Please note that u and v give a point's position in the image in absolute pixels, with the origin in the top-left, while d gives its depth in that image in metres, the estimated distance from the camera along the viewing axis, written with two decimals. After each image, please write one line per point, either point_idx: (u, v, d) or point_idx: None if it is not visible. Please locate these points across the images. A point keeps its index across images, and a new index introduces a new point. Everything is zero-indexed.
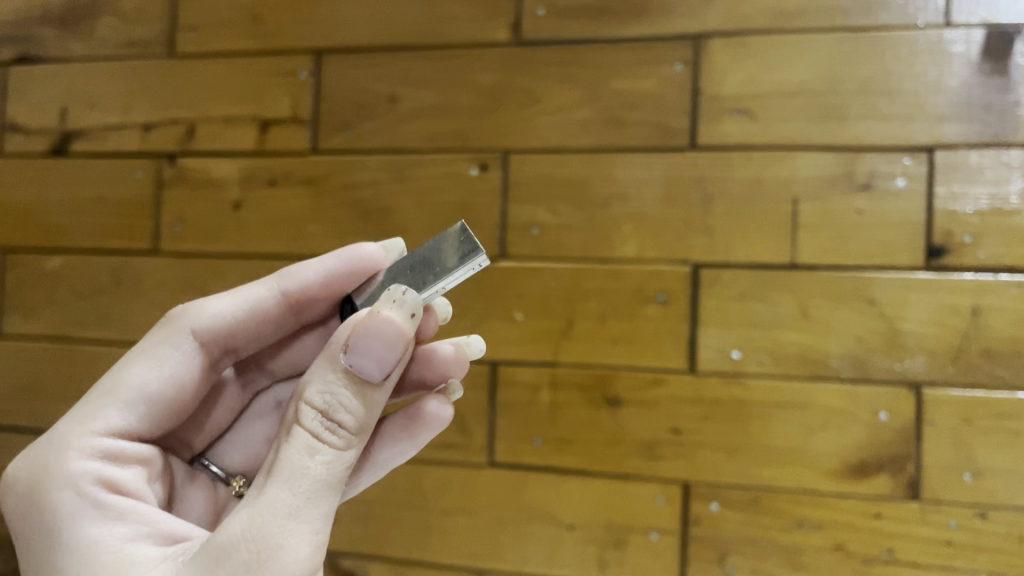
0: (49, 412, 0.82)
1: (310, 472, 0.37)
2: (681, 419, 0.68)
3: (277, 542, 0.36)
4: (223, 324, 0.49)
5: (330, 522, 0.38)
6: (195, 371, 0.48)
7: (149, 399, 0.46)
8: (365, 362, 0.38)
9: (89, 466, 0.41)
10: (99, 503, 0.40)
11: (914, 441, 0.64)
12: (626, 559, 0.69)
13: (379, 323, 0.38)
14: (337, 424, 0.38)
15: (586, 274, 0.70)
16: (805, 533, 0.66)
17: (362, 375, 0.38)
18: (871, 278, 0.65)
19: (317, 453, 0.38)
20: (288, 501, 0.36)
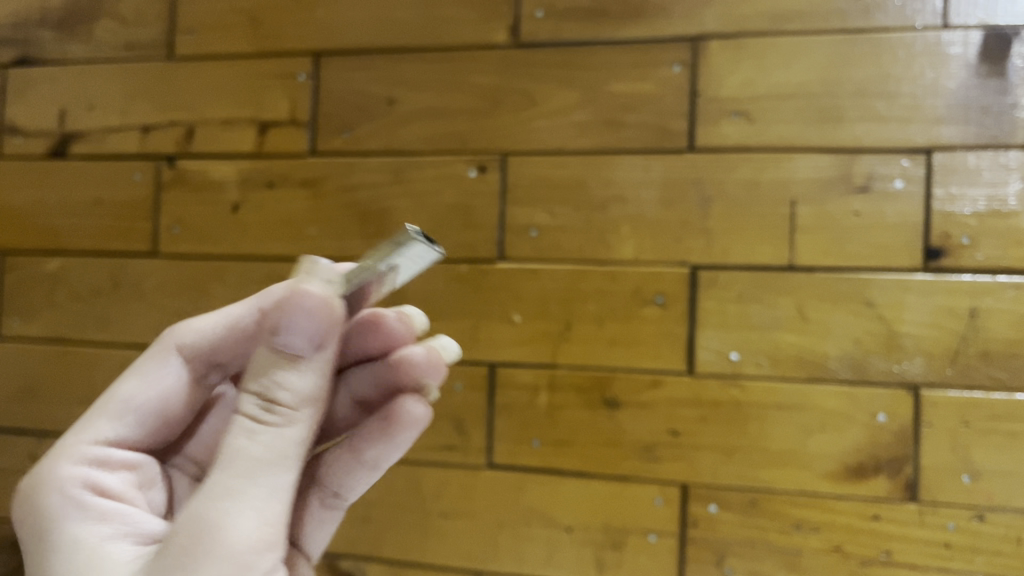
0: (49, 414, 0.82)
1: (247, 453, 0.37)
2: (680, 421, 0.68)
3: (217, 523, 0.36)
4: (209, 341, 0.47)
5: (280, 496, 0.38)
6: (184, 386, 0.47)
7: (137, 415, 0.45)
8: (294, 340, 0.37)
9: (78, 471, 0.41)
10: (84, 505, 0.41)
11: (912, 442, 0.64)
12: (624, 560, 0.69)
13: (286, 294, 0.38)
14: (272, 402, 0.38)
15: (584, 275, 0.70)
16: (803, 535, 0.66)
17: (286, 352, 0.38)
18: (868, 280, 0.65)
19: (256, 433, 0.38)
20: (224, 484, 0.37)
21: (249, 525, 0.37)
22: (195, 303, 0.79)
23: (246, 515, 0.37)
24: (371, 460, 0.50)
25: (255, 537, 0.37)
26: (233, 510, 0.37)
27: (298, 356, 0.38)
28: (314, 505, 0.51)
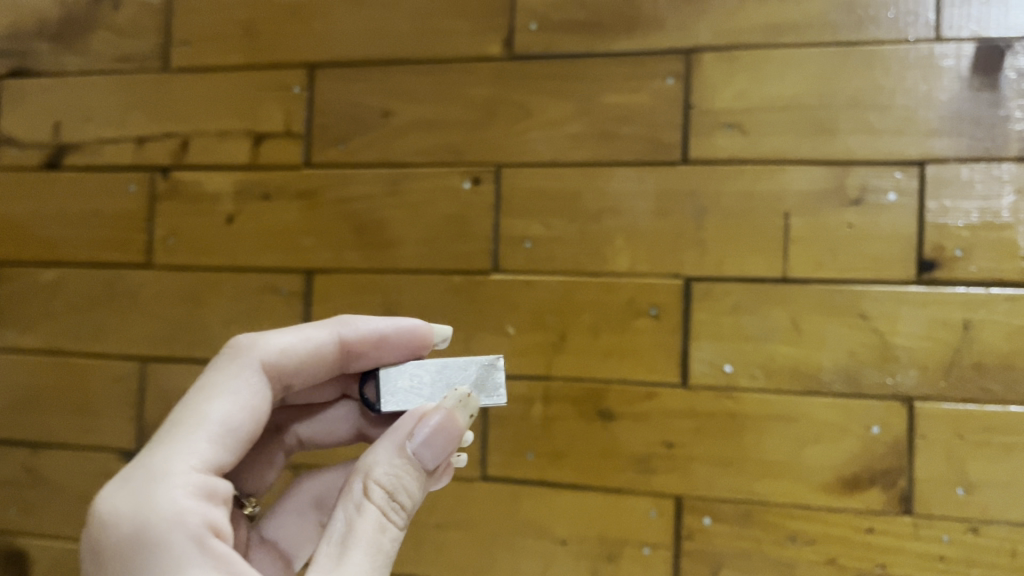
0: (44, 426, 0.82)
1: (382, 546, 0.41)
2: (674, 433, 0.68)
3: None
4: (289, 363, 0.49)
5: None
6: (230, 453, 0.45)
7: (231, 428, 0.45)
8: (426, 451, 0.43)
9: (194, 507, 0.40)
10: (207, 546, 0.39)
11: (906, 454, 0.64)
12: (619, 573, 0.69)
13: (447, 420, 0.44)
14: (399, 504, 0.43)
15: (579, 287, 0.70)
16: (798, 548, 0.66)
17: (420, 463, 0.44)
18: (861, 292, 0.65)
19: (386, 532, 0.41)
20: (367, 568, 0.40)
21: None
22: (191, 315, 0.79)
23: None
24: None
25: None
26: None
27: (423, 465, 0.44)
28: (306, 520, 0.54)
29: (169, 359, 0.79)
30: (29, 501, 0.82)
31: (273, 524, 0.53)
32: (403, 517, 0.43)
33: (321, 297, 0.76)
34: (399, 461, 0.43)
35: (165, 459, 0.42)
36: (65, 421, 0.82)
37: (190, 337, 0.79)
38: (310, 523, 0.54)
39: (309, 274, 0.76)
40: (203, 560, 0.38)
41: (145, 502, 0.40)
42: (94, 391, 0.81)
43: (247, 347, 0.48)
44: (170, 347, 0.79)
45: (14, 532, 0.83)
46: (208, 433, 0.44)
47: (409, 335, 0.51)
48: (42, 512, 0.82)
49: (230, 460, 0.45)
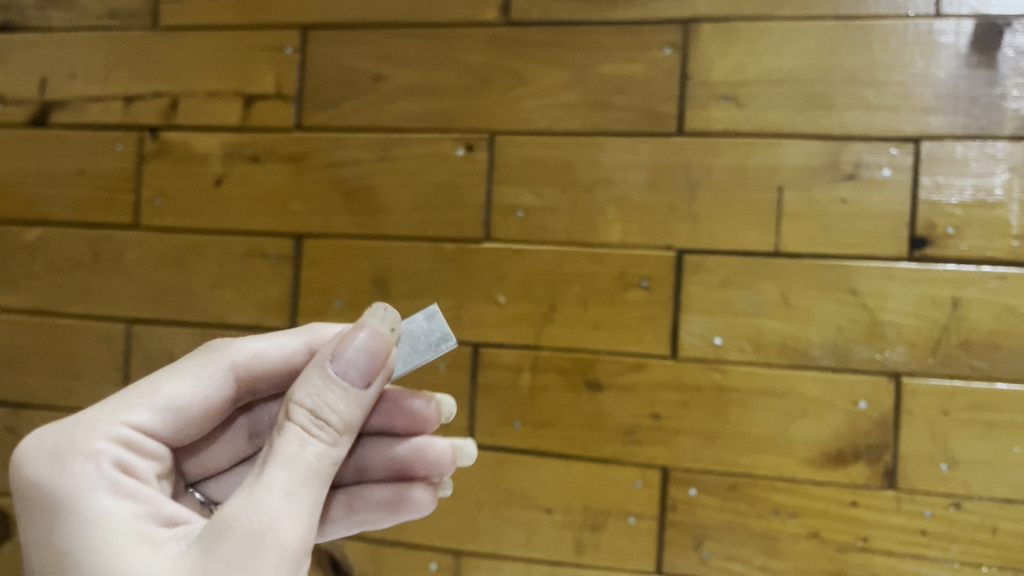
0: (26, 387, 0.81)
1: (304, 462, 0.40)
2: (661, 405, 0.68)
3: (278, 519, 0.38)
4: (260, 370, 0.50)
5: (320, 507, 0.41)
6: (168, 423, 0.46)
7: (176, 410, 0.46)
8: (349, 369, 0.42)
9: (114, 449, 0.42)
10: (120, 485, 0.41)
11: (891, 430, 0.64)
12: (603, 542, 0.69)
13: (364, 338, 0.43)
14: (325, 421, 0.41)
15: (569, 257, 0.70)
16: (781, 520, 0.66)
17: (346, 381, 0.42)
18: (852, 268, 0.65)
19: (309, 448, 0.41)
20: (284, 482, 0.39)
21: (293, 537, 0.38)
22: (178, 277, 0.78)
23: (289, 526, 0.38)
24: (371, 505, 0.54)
25: (294, 555, 0.38)
26: (294, 498, 0.39)
27: (351, 381, 0.42)
28: None
29: (155, 322, 0.79)
30: (12, 460, 0.82)
31: None
32: (331, 436, 0.41)
33: (309, 262, 0.75)
34: (319, 380, 0.42)
35: (94, 409, 0.43)
36: (48, 381, 0.81)
37: (177, 300, 0.78)
38: None
39: (298, 239, 0.76)
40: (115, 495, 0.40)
41: (66, 437, 0.41)
42: (78, 352, 0.80)
43: (225, 344, 0.49)
44: (157, 309, 0.78)
45: None
46: (153, 404, 0.45)
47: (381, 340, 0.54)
48: None
49: (168, 433, 0.46)
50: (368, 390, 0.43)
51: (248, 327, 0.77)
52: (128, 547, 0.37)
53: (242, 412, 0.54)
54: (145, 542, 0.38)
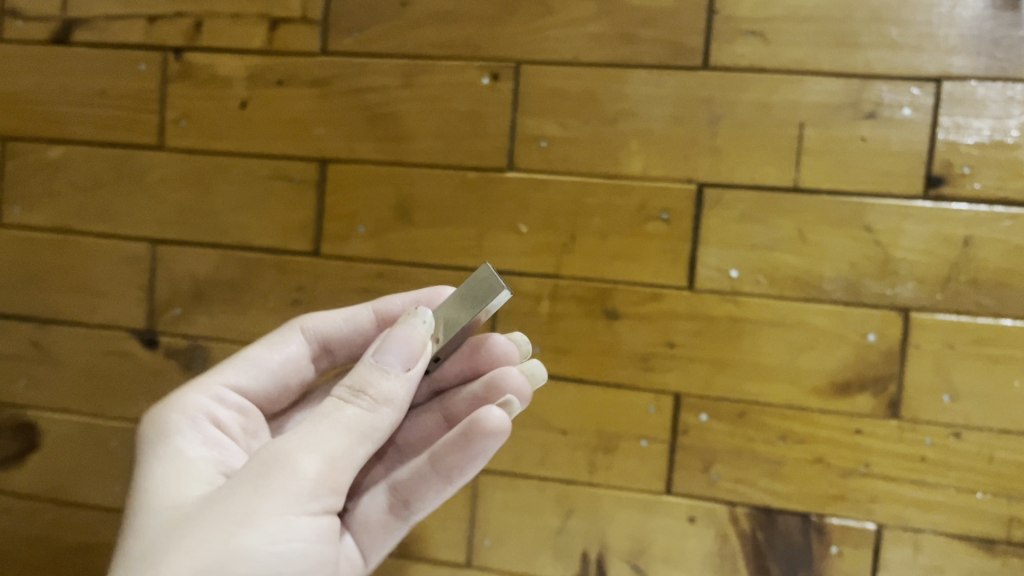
0: (50, 303, 0.82)
1: (334, 417, 0.44)
2: (677, 334, 0.70)
3: (292, 454, 0.42)
4: (329, 333, 0.58)
5: (347, 461, 0.43)
6: (256, 383, 0.55)
7: (262, 367, 0.56)
8: (389, 353, 0.45)
9: (204, 402, 0.52)
10: (201, 431, 0.50)
11: (897, 362, 0.67)
12: (615, 463, 0.72)
13: (405, 332, 0.46)
14: (362, 391, 0.45)
15: (591, 188, 0.71)
16: (788, 446, 0.69)
17: (386, 363, 0.45)
18: (868, 204, 0.67)
19: (343, 411, 0.44)
20: (310, 429, 0.43)
21: (309, 476, 0.41)
22: (203, 199, 0.79)
23: (307, 466, 0.41)
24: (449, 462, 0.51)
25: (306, 488, 0.41)
26: (315, 443, 0.42)
27: (389, 362, 0.45)
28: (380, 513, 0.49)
29: (180, 242, 0.80)
30: (35, 374, 0.83)
31: None
32: (366, 403, 0.44)
33: (334, 187, 0.76)
34: (361, 364, 0.46)
35: (208, 373, 0.54)
36: (71, 299, 0.82)
37: (202, 222, 0.79)
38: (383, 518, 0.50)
39: (323, 164, 0.77)
40: (194, 438, 0.49)
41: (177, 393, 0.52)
42: (102, 269, 0.81)
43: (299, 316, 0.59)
44: (182, 230, 0.80)
45: (19, 406, 0.83)
46: (243, 366, 0.55)
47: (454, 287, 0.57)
48: (48, 386, 0.83)
49: (257, 390, 0.55)
50: (410, 373, 0.46)
51: (271, 249, 0.78)
52: (186, 477, 0.46)
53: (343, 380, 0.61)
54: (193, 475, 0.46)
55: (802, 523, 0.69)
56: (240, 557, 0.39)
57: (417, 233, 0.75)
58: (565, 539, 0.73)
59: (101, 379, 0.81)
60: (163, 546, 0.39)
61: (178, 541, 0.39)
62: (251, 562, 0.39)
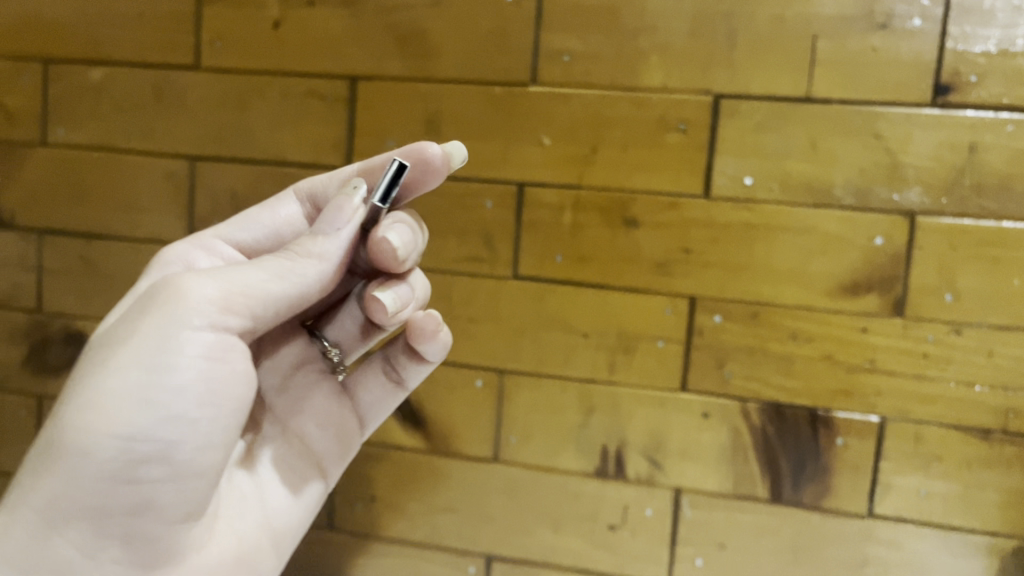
0: (97, 219, 0.87)
1: (252, 261, 0.48)
2: (692, 240, 0.74)
3: (191, 274, 0.46)
4: (322, 192, 0.58)
5: (246, 285, 0.47)
6: (245, 237, 0.57)
7: (257, 225, 0.57)
8: (321, 220, 0.50)
9: (186, 252, 0.55)
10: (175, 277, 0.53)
11: (903, 263, 0.70)
12: (633, 363, 0.76)
13: (334, 207, 0.50)
14: (289, 248, 0.50)
15: (612, 101, 0.74)
16: (798, 344, 0.73)
17: (316, 229, 0.50)
18: (878, 113, 0.70)
19: (265, 258, 0.49)
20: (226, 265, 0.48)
21: (199, 292, 0.45)
22: (238, 117, 0.83)
23: (197, 286, 0.46)
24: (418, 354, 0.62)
25: (189, 303, 0.45)
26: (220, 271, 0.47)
27: (319, 227, 0.50)
28: (376, 369, 0.63)
29: (218, 159, 0.84)
30: (83, 287, 0.87)
31: (359, 378, 0.62)
32: (286, 253, 0.49)
33: (364, 104, 0.80)
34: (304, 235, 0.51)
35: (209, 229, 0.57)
36: (117, 214, 0.86)
37: (239, 139, 0.83)
38: (377, 373, 0.63)
39: (353, 82, 0.80)
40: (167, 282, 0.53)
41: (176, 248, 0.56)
42: (145, 186, 0.85)
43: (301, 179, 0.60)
44: (220, 147, 0.83)
45: (69, 317, 0.88)
46: (240, 223, 0.57)
47: (411, 157, 0.52)
48: (96, 298, 0.87)
49: (250, 248, 0.57)
50: (338, 234, 0.50)
51: (305, 164, 0.82)
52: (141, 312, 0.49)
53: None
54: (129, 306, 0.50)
55: (810, 417, 0.73)
56: (129, 367, 0.44)
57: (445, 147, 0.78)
58: (586, 435, 0.78)
59: None
60: (86, 358, 0.46)
61: (95, 358, 0.45)
62: (139, 370, 0.44)
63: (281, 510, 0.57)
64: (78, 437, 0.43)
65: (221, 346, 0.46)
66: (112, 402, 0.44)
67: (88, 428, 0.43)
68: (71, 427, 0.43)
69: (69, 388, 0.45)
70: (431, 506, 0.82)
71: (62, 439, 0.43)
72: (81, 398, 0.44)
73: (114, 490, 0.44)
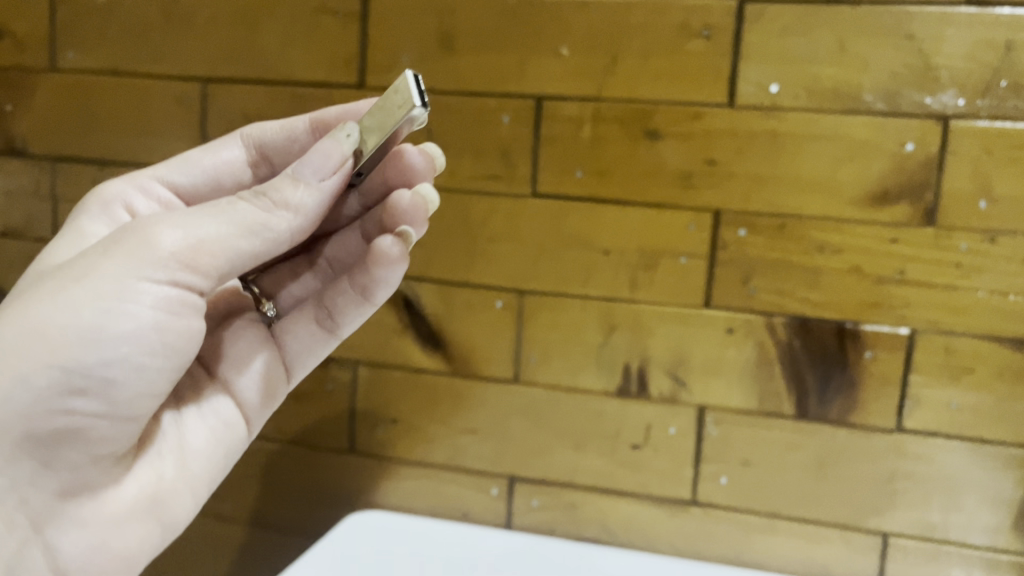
0: (108, 146, 0.85)
1: (221, 207, 0.47)
2: (717, 151, 0.72)
3: (159, 222, 0.46)
4: (265, 140, 0.60)
5: (213, 239, 0.46)
6: (185, 179, 0.60)
7: (199, 168, 0.60)
8: (305, 168, 0.49)
9: (124, 189, 0.58)
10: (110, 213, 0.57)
11: (935, 169, 0.68)
12: (655, 280, 0.75)
13: (324, 149, 0.49)
14: (264, 193, 0.48)
15: (632, 8, 0.72)
16: (825, 257, 0.71)
17: (299, 174, 0.49)
18: (911, 13, 0.67)
19: (238, 207, 0.48)
20: (195, 209, 0.47)
21: (164, 240, 0.45)
22: (248, 37, 0.81)
23: (166, 233, 0.46)
24: (359, 290, 0.57)
25: (155, 252, 0.45)
26: (189, 219, 0.46)
27: (303, 174, 0.49)
28: (309, 320, 0.60)
29: (229, 80, 0.82)
30: None
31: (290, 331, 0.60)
32: (265, 205, 0.48)
33: (377, 19, 0.78)
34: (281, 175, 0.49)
35: (150, 167, 0.60)
36: (129, 140, 0.85)
37: (250, 59, 0.81)
38: (312, 326, 0.60)
39: None
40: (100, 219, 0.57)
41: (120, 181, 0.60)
42: (157, 111, 0.84)
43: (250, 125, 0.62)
44: (231, 68, 0.82)
45: None
46: (182, 166, 0.60)
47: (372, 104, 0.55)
48: None
49: (187, 192, 0.60)
50: (324, 186, 0.49)
51: (317, 84, 0.80)
52: None
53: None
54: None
55: (837, 332, 0.72)
56: (84, 303, 0.44)
57: (460, 62, 0.76)
58: (608, 354, 0.77)
59: None
60: (39, 283, 0.46)
61: (46, 284, 0.45)
62: (93, 308, 0.44)
63: (201, 457, 0.55)
64: (15, 358, 0.43)
65: (178, 298, 0.47)
66: (58, 334, 0.43)
67: (30, 351, 0.43)
68: (12, 346, 0.43)
69: (15, 306, 0.45)
70: (452, 428, 0.81)
71: (3, 361, 0.43)
72: (24, 325, 0.43)
73: (43, 420, 0.44)
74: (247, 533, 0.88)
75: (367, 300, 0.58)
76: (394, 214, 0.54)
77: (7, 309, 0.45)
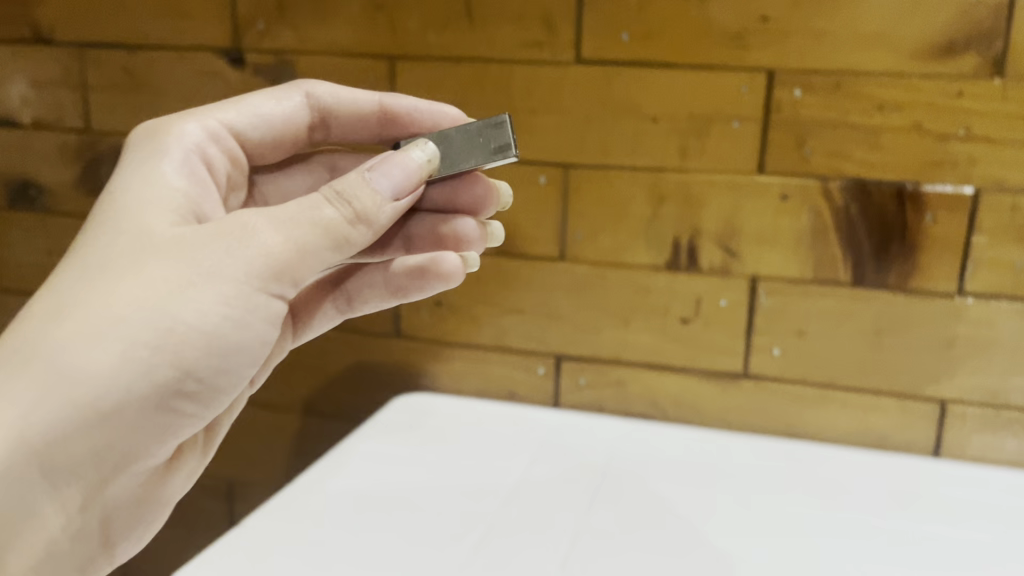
0: (136, 30, 0.83)
1: (310, 213, 0.42)
2: (771, 7, 0.68)
3: (262, 226, 0.42)
4: (332, 106, 0.56)
5: (310, 253, 0.42)
6: (252, 131, 0.54)
7: (262, 119, 0.54)
8: (384, 179, 0.44)
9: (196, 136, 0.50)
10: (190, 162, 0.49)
11: (1005, 15, 0.64)
12: (707, 146, 0.72)
13: (403, 164, 0.45)
14: (347, 200, 0.43)
15: None
16: (885, 116, 0.68)
17: (379, 185, 0.44)
18: None
19: (322, 211, 0.43)
20: (288, 211, 0.42)
21: (270, 249, 0.42)
22: None
23: (274, 241, 0.42)
24: (390, 288, 0.56)
25: (268, 261, 0.42)
26: (291, 224, 0.42)
27: (386, 187, 0.44)
28: (326, 300, 0.57)
29: None
30: (127, 103, 0.85)
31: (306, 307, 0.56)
32: (349, 214, 0.43)
33: None
34: (354, 174, 0.44)
35: (207, 109, 0.52)
36: (157, 23, 0.82)
37: None
38: (328, 305, 0.57)
39: None
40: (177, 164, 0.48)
41: (179, 120, 0.51)
42: None
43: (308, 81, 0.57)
44: None
45: (117, 134, 0.86)
46: (245, 113, 0.53)
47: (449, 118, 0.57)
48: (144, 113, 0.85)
49: (250, 145, 0.54)
50: (398, 205, 0.45)
51: None
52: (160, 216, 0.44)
53: (319, 152, 0.60)
54: (171, 206, 0.45)
55: (896, 194, 0.69)
56: (208, 309, 0.40)
57: None
58: (657, 227, 0.75)
59: (195, 102, 0.83)
60: (136, 264, 0.41)
61: (146, 269, 0.40)
62: (214, 315, 0.41)
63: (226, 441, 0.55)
64: (135, 351, 0.39)
65: (274, 309, 0.44)
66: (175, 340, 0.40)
67: (150, 346, 0.39)
68: (132, 341, 0.39)
69: (127, 282, 0.40)
70: (500, 308, 0.81)
71: (125, 363, 0.39)
72: (139, 323, 0.39)
73: (152, 416, 0.41)
74: (296, 418, 0.89)
75: (394, 297, 0.57)
76: (461, 243, 0.56)
77: (104, 288, 0.40)
